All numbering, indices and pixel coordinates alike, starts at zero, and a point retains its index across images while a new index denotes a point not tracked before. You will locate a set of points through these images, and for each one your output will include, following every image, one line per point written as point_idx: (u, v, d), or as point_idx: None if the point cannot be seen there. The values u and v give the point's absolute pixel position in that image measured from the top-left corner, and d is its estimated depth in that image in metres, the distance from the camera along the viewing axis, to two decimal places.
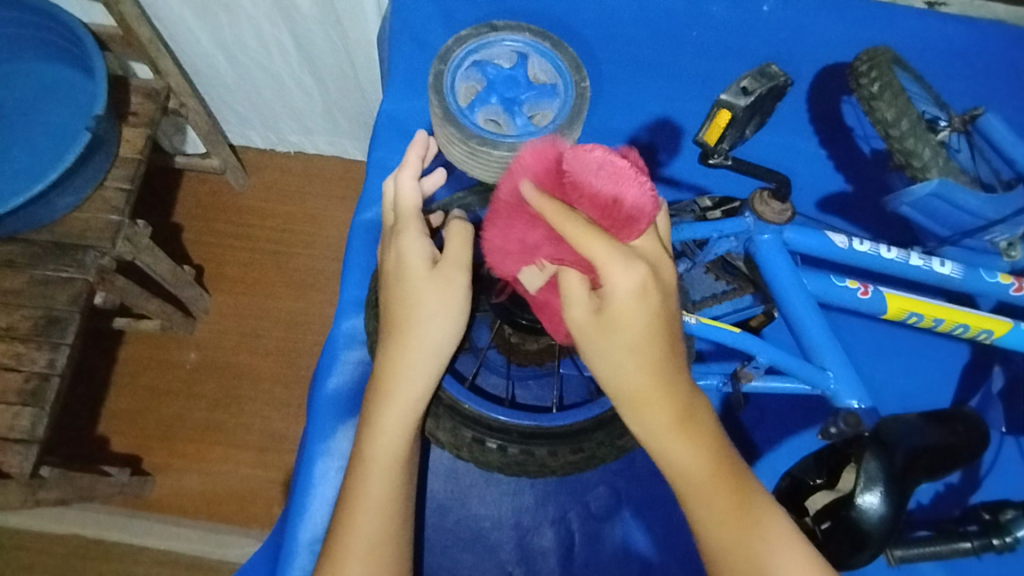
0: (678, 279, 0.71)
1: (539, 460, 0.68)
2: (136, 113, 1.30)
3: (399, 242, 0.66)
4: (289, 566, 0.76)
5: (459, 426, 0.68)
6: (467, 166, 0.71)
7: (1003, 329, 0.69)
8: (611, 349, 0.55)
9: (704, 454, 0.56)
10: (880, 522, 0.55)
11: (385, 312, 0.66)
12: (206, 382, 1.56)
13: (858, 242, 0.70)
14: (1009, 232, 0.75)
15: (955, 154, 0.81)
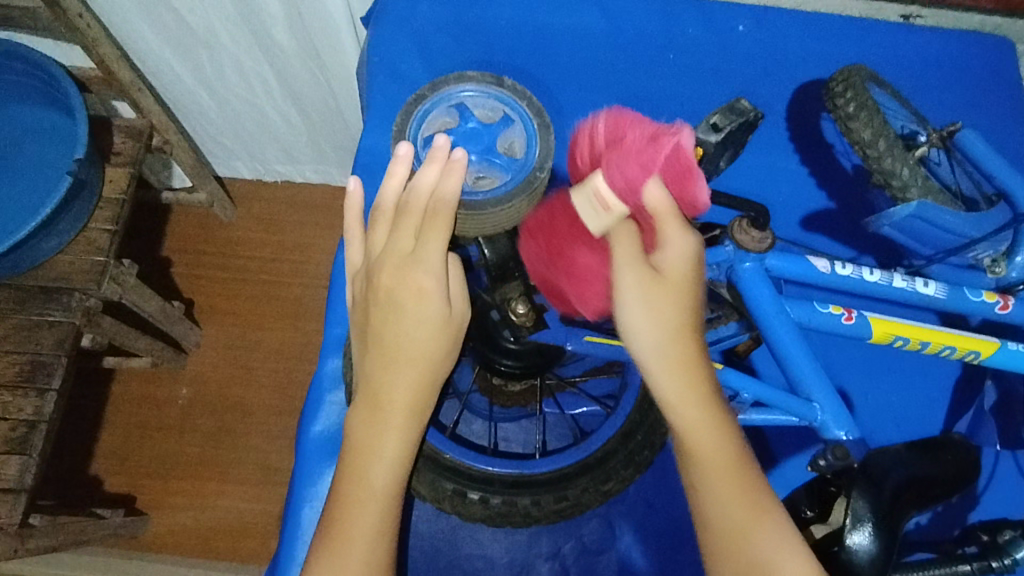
0: None
1: (523, 509, 0.67)
2: (120, 152, 1.31)
3: (415, 270, 0.60)
4: None
5: (439, 477, 0.67)
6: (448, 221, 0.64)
7: (991, 350, 0.66)
8: (651, 299, 0.56)
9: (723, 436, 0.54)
10: (871, 560, 0.53)
11: (387, 338, 0.60)
12: (199, 418, 1.55)
13: (840, 266, 0.69)
14: (992, 248, 0.72)
15: (934, 167, 0.80)
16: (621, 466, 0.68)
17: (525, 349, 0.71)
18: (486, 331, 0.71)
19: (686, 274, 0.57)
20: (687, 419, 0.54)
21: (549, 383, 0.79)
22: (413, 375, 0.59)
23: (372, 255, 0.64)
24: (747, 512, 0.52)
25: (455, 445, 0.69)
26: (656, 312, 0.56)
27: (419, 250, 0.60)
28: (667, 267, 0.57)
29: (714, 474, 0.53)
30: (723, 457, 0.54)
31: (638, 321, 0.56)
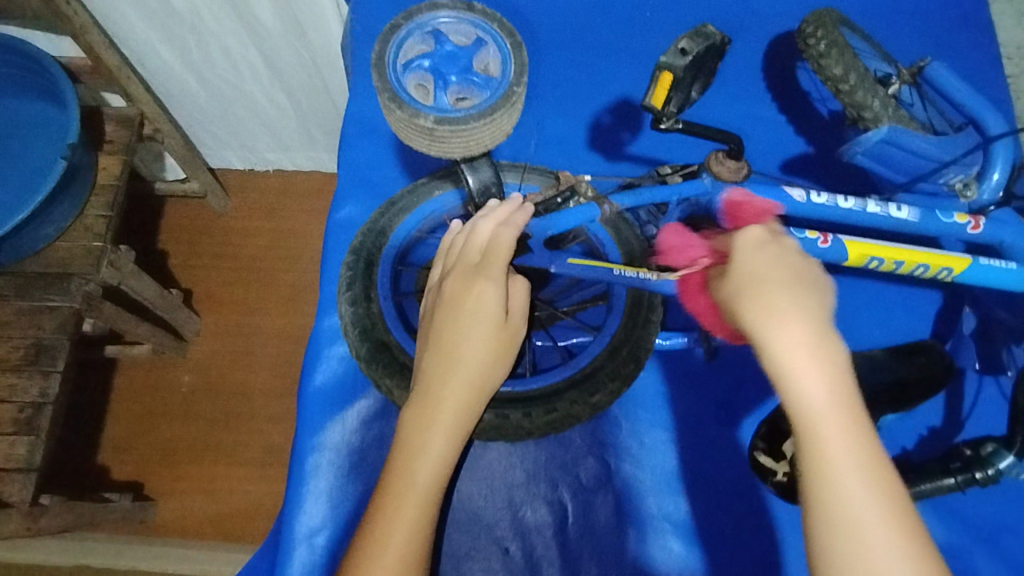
0: (641, 243, 0.77)
1: (515, 422, 0.74)
2: (111, 140, 1.33)
3: (478, 282, 0.67)
4: (286, 561, 0.77)
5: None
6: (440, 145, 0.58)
7: (963, 266, 0.68)
8: (770, 292, 0.54)
9: (847, 430, 0.48)
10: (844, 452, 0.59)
11: (447, 340, 0.66)
12: (203, 404, 1.57)
13: (815, 194, 0.71)
14: (964, 172, 0.75)
15: (907, 107, 0.82)
16: (608, 381, 0.76)
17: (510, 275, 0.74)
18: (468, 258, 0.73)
19: (791, 266, 0.56)
20: (799, 395, 0.50)
21: (540, 313, 0.83)
22: (464, 385, 0.64)
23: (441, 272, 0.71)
24: (864, 507, 0.46)
25: None
26: (783, 298, 0.53)
27: (484, 264, 0.67)
28: (764, 272, 0.56)
29: (828, 464, 0.47)
30: (848, 446, 0.48)
31: (762, 299, 0.53)
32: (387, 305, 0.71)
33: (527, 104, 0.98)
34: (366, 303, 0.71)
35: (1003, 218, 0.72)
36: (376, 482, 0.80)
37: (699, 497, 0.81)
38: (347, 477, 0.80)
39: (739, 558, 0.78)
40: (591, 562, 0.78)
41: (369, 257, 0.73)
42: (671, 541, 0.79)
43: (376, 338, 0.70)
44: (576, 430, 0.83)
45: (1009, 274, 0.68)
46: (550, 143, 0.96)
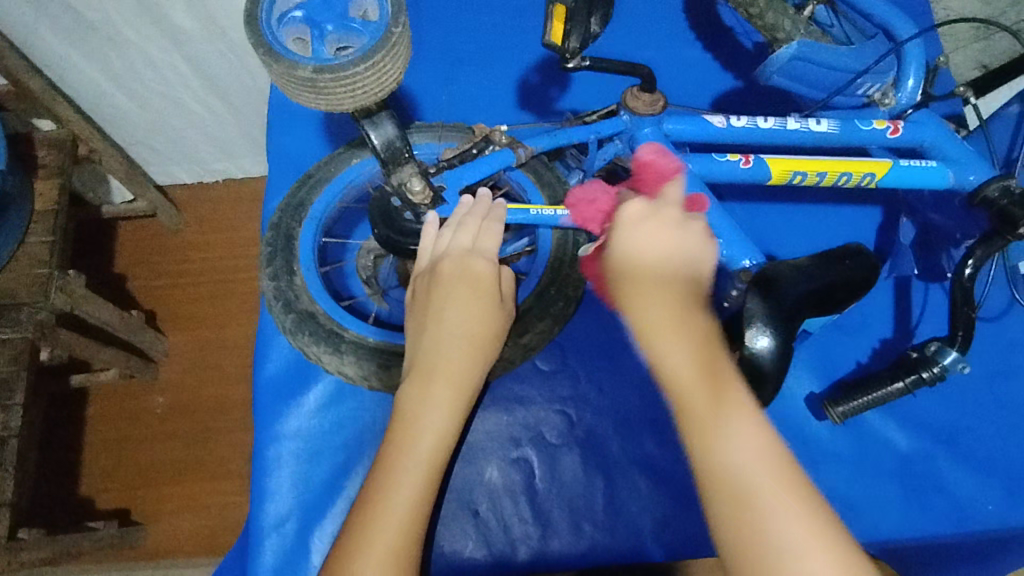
0: (563, 185, 0.74)
1: None
2: (45, 165, 1.29)
3: (473, 262, 0.66)
4: (258, 551, 0.76)
5: (365, 356, 0.67)
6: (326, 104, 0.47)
7: (883, 169, 0.68)
8: (652, 294, 0.58)
9: (731, 425, 0.50)
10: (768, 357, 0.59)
11: (450, 321, 0.64)
12: (180, 423, 1.55)
13: (734, 118, 0.72)
14: (880, 81, 0.76)
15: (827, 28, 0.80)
16: (538, 321, 0.75)
17: None
18: (387, 215, 0.67)
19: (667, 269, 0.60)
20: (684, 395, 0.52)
21: None
22: (466, 358, 0.63)
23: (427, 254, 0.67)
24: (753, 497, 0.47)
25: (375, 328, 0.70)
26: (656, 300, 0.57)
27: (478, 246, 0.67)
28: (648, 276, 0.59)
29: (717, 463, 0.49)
30: (741, 457, 0.49)
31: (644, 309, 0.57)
32: (311, 275, 0.69)
33: (452, 71, 0.96)
34: (291, 277, 0.68)
35: (922, 119, 0.72)
36: (340, 463, 0.79)
37: (662, 436, 0.82)
38: (310, 462, 0.79)
39: None
40: (562, 512, 0.79)
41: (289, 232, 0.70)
42: (640, 482, 0.80)
43: (302, 309, 0.68)
44: (533, 388, 0.83)
45: (930, 172, 0.69)
46: (480, 108, 0.95)
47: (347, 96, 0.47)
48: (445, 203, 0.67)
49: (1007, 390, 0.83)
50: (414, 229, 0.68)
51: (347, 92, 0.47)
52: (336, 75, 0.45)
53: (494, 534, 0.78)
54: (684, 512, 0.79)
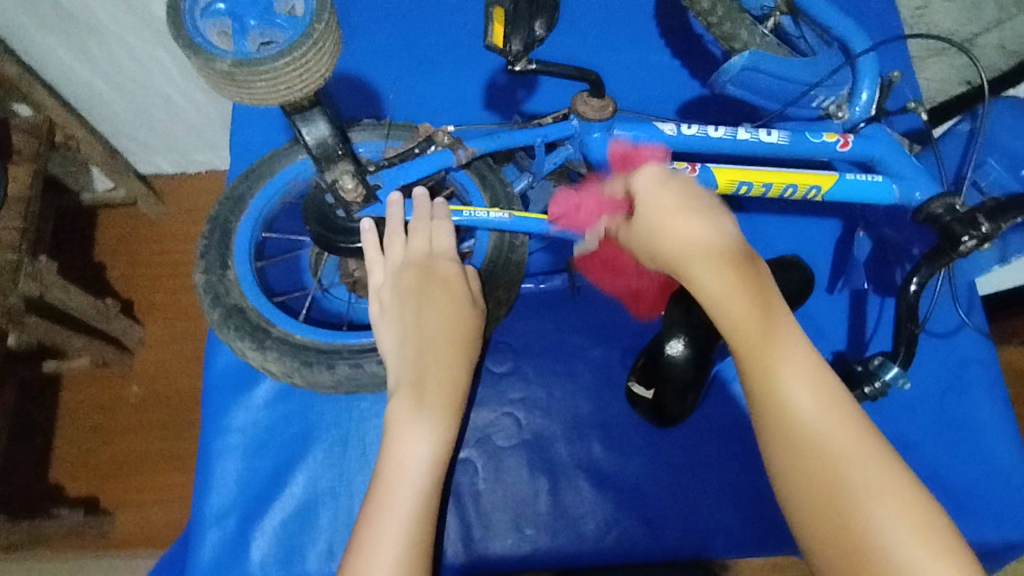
0: (506, 187, 0.74)
1: (371, 372, 0.67)
2: (18, 149, 1.27)
3: (438, 268, 0.66)
4: (198, 543, 0.76)
5: (288, 353, 0.65)
6: (255, 97, 0.47)
7: (829, 183, 0.69)
8: (703, 270, 0.56)
9: (810, 394, 0.51)
10: (683, 360, 0.61)
11: (432, 327, 0.63)
12: (154, 412, 1.52)
13: (685, 126, 0.71)
14: (833, 94, 0.75)
15: (792, 41, 0.80)
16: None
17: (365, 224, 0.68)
18: (322, 214, 0.67)
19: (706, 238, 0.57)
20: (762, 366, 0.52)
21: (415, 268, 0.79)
22: (452, 359, 0.63)
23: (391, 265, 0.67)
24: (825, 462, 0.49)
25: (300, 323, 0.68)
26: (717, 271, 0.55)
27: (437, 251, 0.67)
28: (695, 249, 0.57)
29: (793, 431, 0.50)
30: (813, 417, 0.50)
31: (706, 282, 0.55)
32: (244, 270, 0.68)
33: (418, 68, 0.95)
34: (222, 271, 0.67)
35: (872, 134, 0.72)
36: (284, 458, 0.79)
37: (610, 441, 0.81)
38: (254, 456, 0.79)
39: (650, 495, 0.80)
40: (503, 514, 0.79)
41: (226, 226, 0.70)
42: (585, 486, 0.80)
43: (231, 303, 0.66)
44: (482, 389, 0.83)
45: (876, 187, 0.70)
46: (445, 107, 0.94)
47: (269, 90, 0.47)
48: (380, 203, 0.66)
49: (959, 405, 0.83)
50: (347, 226, 0.67)
51: (267, 87, 0.46)
52: (254, 68, 0.45)
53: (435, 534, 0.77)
54: (628, 517, 0.79)
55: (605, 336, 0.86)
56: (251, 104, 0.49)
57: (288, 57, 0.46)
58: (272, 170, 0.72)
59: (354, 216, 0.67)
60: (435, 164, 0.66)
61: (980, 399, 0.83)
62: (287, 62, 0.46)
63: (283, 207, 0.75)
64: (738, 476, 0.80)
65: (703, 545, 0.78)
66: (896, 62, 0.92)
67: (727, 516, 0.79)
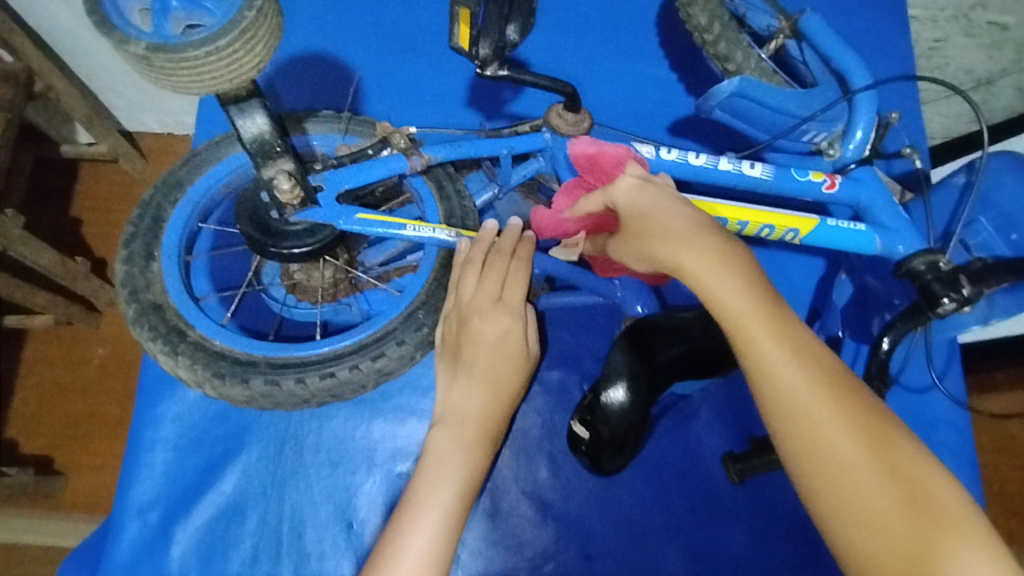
0: (464, 198, 0.70)
1: (287, 390, 0.64)
2: None
3: (497, 315, 0.65)
4: (118, 536, 0.73)
5: (201, 361, 0.63)
6: (176, 85, 0.45)
7: (808, 227, 0.65)
8: (680, 243, 0.51)
9: (840, 409, 0.44)
10: (620, 411, 0.63)
11: (486, 370, 0.63)
12: (120, 381, 1.15)
13: (665, 150, 0.67)
14: (827, 130, 0.71)
15: (796, 64, 0.75)
16: (395, 344, 0.65)
17: (298, 228, 0.63)
18: (255, 215, 0.63)
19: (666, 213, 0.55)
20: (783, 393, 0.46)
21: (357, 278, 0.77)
22: (485, 397, 0.62)
23: (464, 301, 0.65)
24: (886, 503, 0.42)
25: (222, 330, 0.66)
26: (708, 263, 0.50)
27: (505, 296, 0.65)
28: (671, 226, 0.52)
29: (839, 474, 0.43)
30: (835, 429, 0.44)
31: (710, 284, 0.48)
32: (170, 264, 0.67)
33: (403, 55, 0.91)
34: (145, 262, 0.66)
35: (861, 176, 0.68)
36: (216, 454, 0.76)
37: (557, 466, 0.78)
38: (185, 448, 0.76)
39: (593, 529, 0.76)
40: None
41: (158, 213, 0.69)
42: (528, 512, 0.76)
43: (149, 299, 0.65)
44: (430, 401, 0.78)
45: (856, 236, 0.66)
46: (423, 99, 0.89)
47: (190, 78, 0.44)
48: (318, 207, 0.62)
49: None
50: (279, 228, 0.63)
51: (187, 75, 0.43)
52: (171, 56, 0.42)
53: (362, 550, 0.73)
54: (568, 550, 0.75)
55: (565, 359, 0.82)
56: (177, 91, 0.46)
57: (211, 45, 0.42)
58: (214, 159, 0.71)
59: (287, 217, 0.62)
60: (386, 170, 0.64)
61: (948, 462, 0.80)
62: (208, 52, 0.43)
63: (225, 196, 0.73)
64: (687, 516, 0.77)
65: None
66: (896, 102, 0.90)
67: (671, 560, 0.75)
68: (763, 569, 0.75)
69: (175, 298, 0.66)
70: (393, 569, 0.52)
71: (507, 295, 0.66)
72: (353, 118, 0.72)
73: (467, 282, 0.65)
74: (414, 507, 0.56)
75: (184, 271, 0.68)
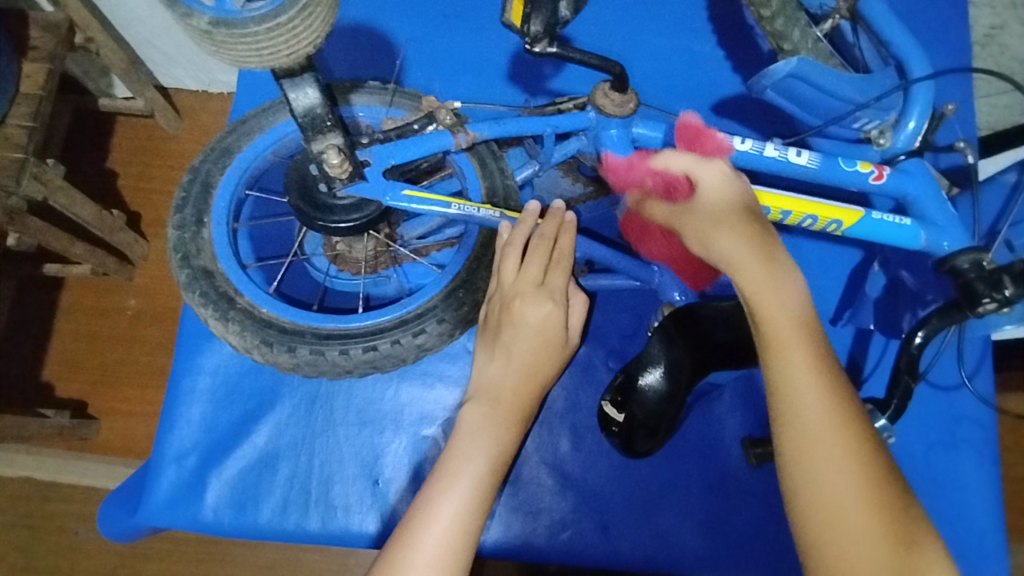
0: (506, 175, 0.71)
1: (332, 360, 0.66)
2: (34, 46, 0.99)
3: (535, 293, 0.65)
4: (157, 479, 0.77)
5: (251, 329, 0.66)
6: (232, 57, 0.45)
7: (853, 220, 0.65)
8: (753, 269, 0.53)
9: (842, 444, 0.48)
10: (655, 397, 0.64)
11: (523, 348, 0.64)
12: (155, 330, 1.18)
13: (710, 134, 0.66)
14: (879, 118, 0.69)
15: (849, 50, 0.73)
16: (436, 322, 0.66)
17: (347, 203, 0.64)
18: (304, 188, 0.64)
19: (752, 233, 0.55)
20: (806, 438, 0.48)
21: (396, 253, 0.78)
22: (518, 375, 0.63)
23: (504, 285, 0.66)
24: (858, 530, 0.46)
25: (269, 298, 0.68)
26: (779, 300, 0.51)
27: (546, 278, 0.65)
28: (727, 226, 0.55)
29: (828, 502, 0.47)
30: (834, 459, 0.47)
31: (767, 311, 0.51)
32: (219, 231, 0.69)
33: (444, 19, 0.90)
34: (196, 229, 0.68)
35: (910, 169, 0.67)
36: (249, 408, 0.79)
37: (579, 440, 0.80)
38: (221, 401, 0.79)
39: (611, 502, 0.78)
40: None
41: (209, 178, 0.70)
42: (549, 482, 0.78)
43: (199, 266, 0.67)
44: (459, 368, 0.80)
45: (901, 230, 0.65)
46: (465, 71, 0.88)
47: (248, 53, 0.44)
48: (366, 181, 0.63)
49: (947, 463, 0.80)
50: (326, 202, 0.64)
51: (247, 51, 0.44)
52: (232, 31, 0.43)
53: (387, 506, 0.76)
54: (586, 520, 0.77)
55: (593, 334, 0.83)
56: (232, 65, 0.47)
57: (269, 21, 0.43)
58: (263, 126, 0.72)
59: (334, 191, 0.63)
60: (433, 146, 0.64)
61: (969, 456, 0.80)
62: (265, 28, 0.43)
63: (270, 163, 0.75)
64: (705, 496, 0.78)
65: (657, 563, 0.76)
66: (951, 93, 0.87)
67: (686, 536, 0.77)
68: (778, 550, 0.77)
69: (225, 265, 0.68)
70: (425, 535, 0.54)
71: (549, 279, 0.66)
72: (397, 90, 0.72)
73: (509, 265, 0.65)
74: (445, 481, 0.57)
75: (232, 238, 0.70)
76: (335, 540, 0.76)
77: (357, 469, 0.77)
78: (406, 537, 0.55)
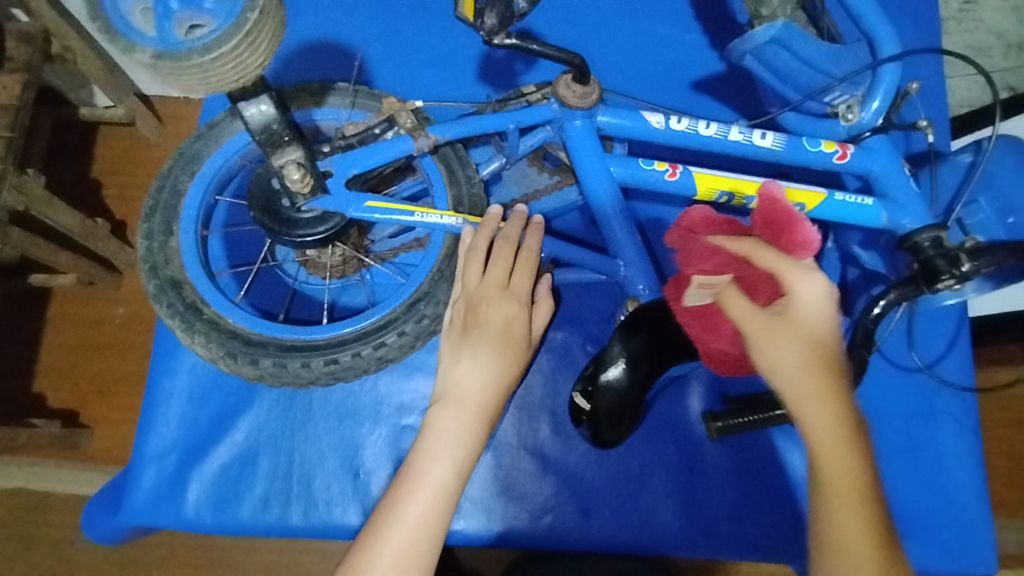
0: (474, 170, 0.71)
1: (294, 372, 0.66)
2: (10, 57, 0.99)
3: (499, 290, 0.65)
4: (138, 479, 0.78)
5: (215, 341, 0.66)
6: (179, 85, 0.46)
7: (816, 201, 0.66)
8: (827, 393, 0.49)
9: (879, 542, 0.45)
10: (618, 389, 0.65)
11: (493, 344, 0.64)
12: (142, 336, 1.18)
13: (675, 120, 0.67)
14: (849, 93, 0.69)
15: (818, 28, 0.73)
16: (396, 334, 0.67)
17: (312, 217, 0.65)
18: (269, 203, 0.64)
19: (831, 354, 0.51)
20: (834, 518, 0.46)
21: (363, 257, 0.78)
22: (489, 369, 0.63)
23: (468, 287, 0.66)
24: None
25: (235, 308, 0.68)
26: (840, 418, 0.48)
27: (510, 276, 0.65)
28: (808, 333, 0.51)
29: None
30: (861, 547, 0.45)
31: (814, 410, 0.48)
32: (188, 241, 0.69)
33: (413, 14, 0.91)
34: (165, 238, 0.69)
35: (875, 146, 0.68)
36: (228, 406, 0.79)
37: (558, 425, 0.80)
38: (199, 400, 0.80)
39: (591, 486, 0.79)
40: None
41: (175, 187, 0.71)
42: (529, 467, 0.79)
43: (168, 276, 0.68)
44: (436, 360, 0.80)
45: (864, 210, 0.66)
46: (438, 69, 0.89)
47: (196, 80, 0.45)
48: (329, 195, 0.64)
49: (927, 438, 0.80)
50: (291, 217, 0.64)
51: (194, 80, 0.45)
52: (177, 62, 0.44)
53: (368, 498, 0.76)
54: (567, 504, 0.78)
55: (570, 320, 0.83)
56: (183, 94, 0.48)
57: (211, 48, 0.44)
58: (218, 139, 0.72)
59: (298, 206, 0.64)
60: (393, 152, 0.65)
61: (950, 428, 0.81)
62: (207, 56, 0.44)
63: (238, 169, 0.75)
64: (684, 476, 0.79)
65: (635, 543, 0.77)
66: (921, 72, 0.88)
67: (667, 517, 0.78)
68: (758, 527, 0.77)
69: (193, 273, 0.69)
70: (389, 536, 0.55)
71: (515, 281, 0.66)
72: (361, 91, 0.73)
73: (473, 270, 0.66)
74: (412, 481, 0.58)
75: (201, 246, 0.70)
76: (318, 534, 0.76)
77: (337, 462, 0.78)
78: (373, 537, 0.56)
